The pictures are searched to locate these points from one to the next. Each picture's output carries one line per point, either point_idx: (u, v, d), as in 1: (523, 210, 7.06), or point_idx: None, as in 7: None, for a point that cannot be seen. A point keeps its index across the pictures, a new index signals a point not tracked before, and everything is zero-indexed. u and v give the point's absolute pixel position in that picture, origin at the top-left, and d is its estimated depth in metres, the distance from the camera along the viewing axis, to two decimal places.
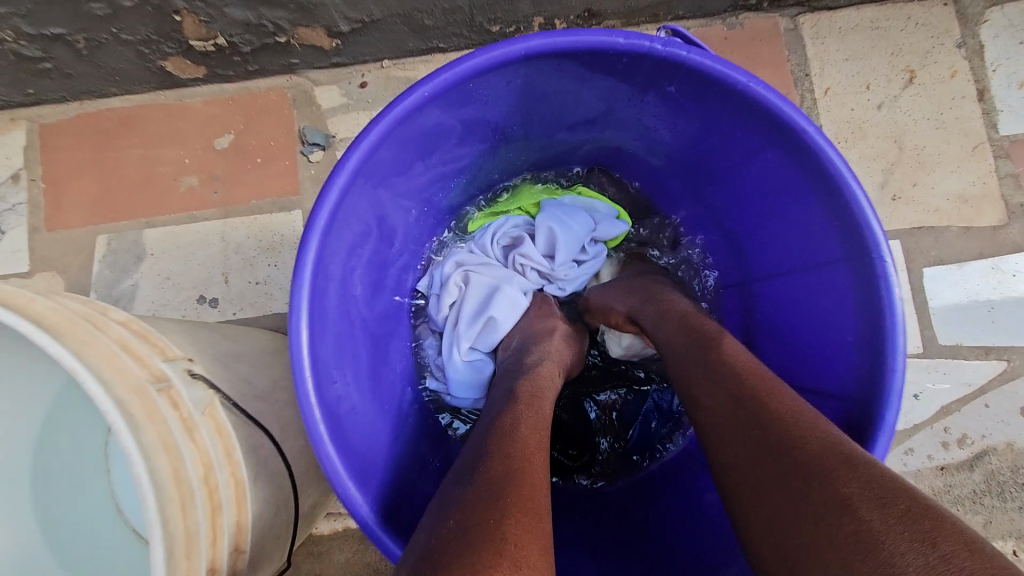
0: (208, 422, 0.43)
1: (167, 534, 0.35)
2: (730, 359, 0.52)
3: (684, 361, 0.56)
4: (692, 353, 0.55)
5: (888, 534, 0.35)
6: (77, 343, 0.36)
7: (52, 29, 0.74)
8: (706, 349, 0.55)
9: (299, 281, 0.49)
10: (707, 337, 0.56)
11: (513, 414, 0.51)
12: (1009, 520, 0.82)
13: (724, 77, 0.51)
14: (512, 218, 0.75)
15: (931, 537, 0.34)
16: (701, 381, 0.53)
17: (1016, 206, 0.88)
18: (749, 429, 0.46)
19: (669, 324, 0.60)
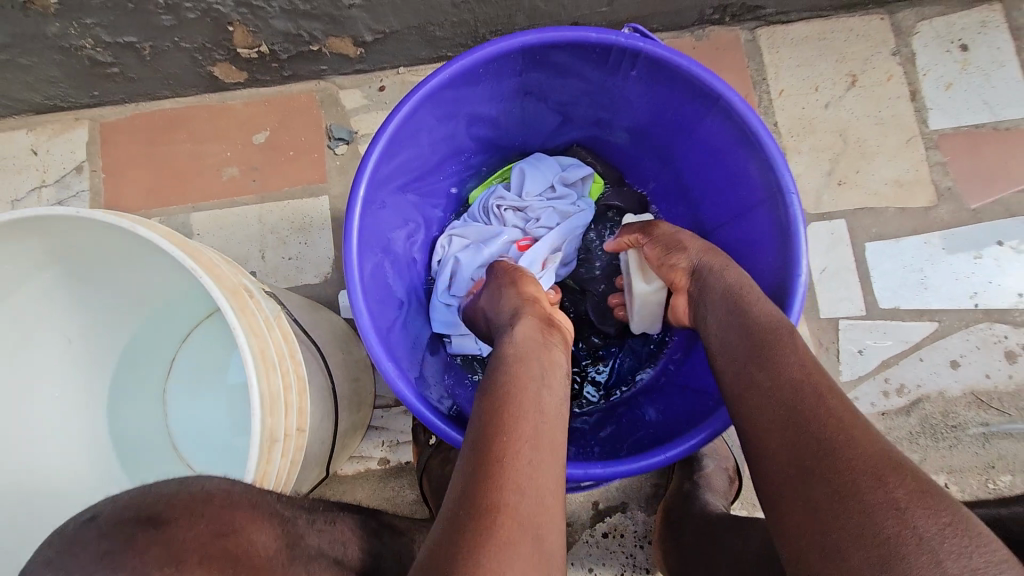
0: (278, 326, 0.60)
1: (259, 387, 0.52)
2: (786, 344, 0.57)
3: (742, 330, 0.61)
4: (748, 344, 0.59)
5: (929, 540, 0.41)
6: (197, 258, 0.53)
7: (125, 37, 0.89)
8: (761, 332, 0.59)
9: (350, 220, 0.63)
10: (765, 323, 0.59)
11: (506, 418, 0.52)
12: (941, 457, 0.95)
13: (671, 62, 0.64)
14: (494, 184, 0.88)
15: (965, 547, 0.40)
16: (751, 349, 0.58)
17: (944, 189, 1.02)
18: (798, 426, 0.50)
19: (729, 296, 0.65)
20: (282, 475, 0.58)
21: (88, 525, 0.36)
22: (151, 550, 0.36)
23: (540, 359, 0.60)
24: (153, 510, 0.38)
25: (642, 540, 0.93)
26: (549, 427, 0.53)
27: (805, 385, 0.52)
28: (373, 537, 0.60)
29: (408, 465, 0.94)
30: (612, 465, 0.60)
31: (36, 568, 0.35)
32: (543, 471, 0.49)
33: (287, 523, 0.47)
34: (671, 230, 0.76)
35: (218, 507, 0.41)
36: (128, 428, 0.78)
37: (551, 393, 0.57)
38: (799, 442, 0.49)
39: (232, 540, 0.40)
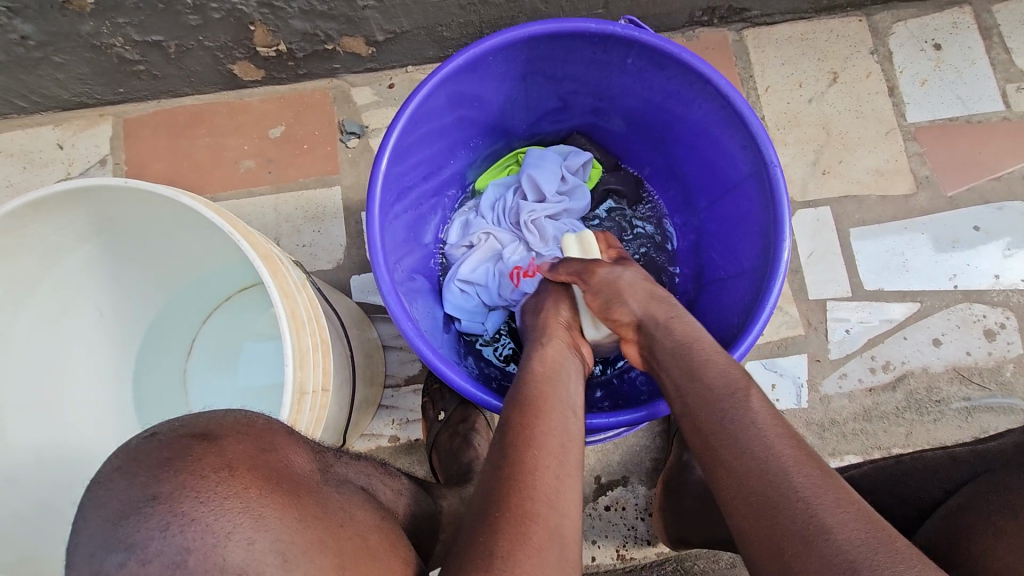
0: (304, 292, 0.65)
1: (292, 341, 0.57)
2: (747, 411, 0.58)
3: (700, 395, 0.61)
4: (706, 395, 0.61)
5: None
6: (231, 224, 0.58)
7: (153, 36, 0.95)
8: (720, 394, 0.60)
9: (372, 193, 0.68)
10: (721, 387, 0.61)
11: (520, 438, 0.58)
12: (927, 430, 0.99)
13: (663, 48, 0.70)
14: (502, 179, 0.93)
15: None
16: (711, 414, 0.59)
17: (922, 177, 1.08)
18: (756, 482, 0.53)
19: (681, 353, 0.66)
20: (310, 428, 0.63)
21: (150, 440, 0.39)
22: (205, 458, 0.39)
23: (559, 381, 0.66)
24: (203, 428, 0.41)
25: (643, 512, 0.97)
26: (568, 444, 0.59)
27: (766, 454, 0.54)
28: (397, 476, 0.64)
29: (417, 442, 0.98)
30: (616, 415, 0.67)
31: (106, 475, 0.38)
32: (563, 484, 0.55)
33: (319, 453, 0.51)
34: (607, 278, 0.75)
35: (261, 429, 0.44)
36: (149, 400, 0.83)
37: (570, 412, 0.62)
38: (763, 513, 0.52)
39: (273, 457, 0.43)
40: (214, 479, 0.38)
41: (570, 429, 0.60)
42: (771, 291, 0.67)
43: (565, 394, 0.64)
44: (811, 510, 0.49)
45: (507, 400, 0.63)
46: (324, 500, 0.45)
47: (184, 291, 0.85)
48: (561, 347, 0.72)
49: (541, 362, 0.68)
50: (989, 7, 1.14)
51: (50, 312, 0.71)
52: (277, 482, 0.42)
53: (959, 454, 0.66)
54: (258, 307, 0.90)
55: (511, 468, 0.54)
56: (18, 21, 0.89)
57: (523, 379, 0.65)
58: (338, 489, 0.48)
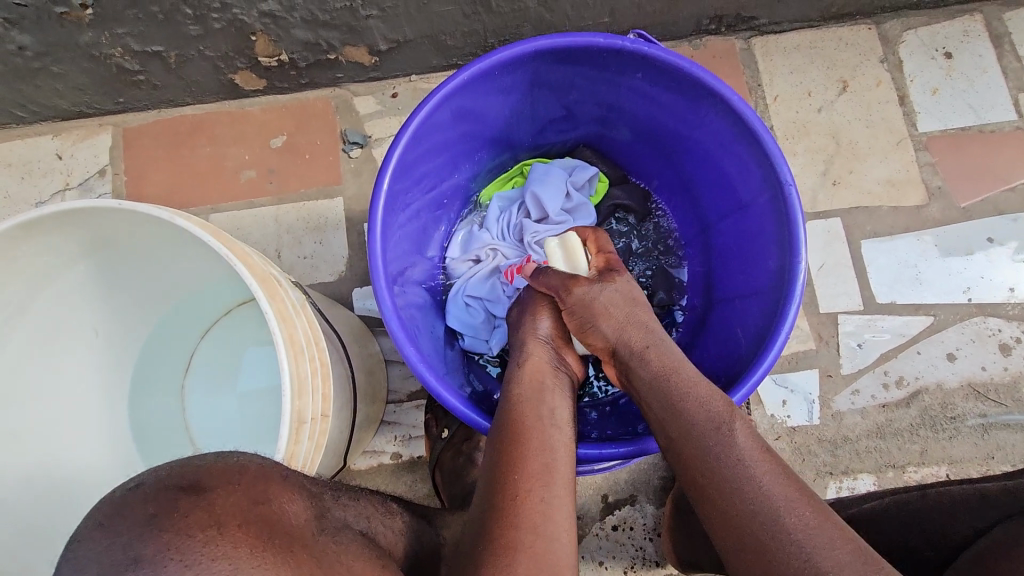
0: (303, 315, 0.63)
1: (289, 369, 0.55)
2: (732, 448, 0.57)
3: (680, 430, 0.60)
4: (686, 431, 0.59)
5: None
6: (227, 246, 0.56)
7: (153, 46, 0.94)
8: (703, 431, 0.58)
9: (375, 212, 0.66)
10: (704, 422, 0.59)
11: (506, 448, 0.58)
12: (942, 448, 0.97)
13: (675, 64, 0.69)
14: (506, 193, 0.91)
15: None
16: (699, 456, 0.58)
17: (935, 188, 1.06)
18: (744, 517, 0.54)
19: (662, 388, 0.63)
20: (308, 458, 0.61)
21: (136, 491, 0.37)
22: (193, 514, 0.36)
23: (541, 397, 0.64)
24: (192, 478, 0.38)
25: (651, 533, 0.94)
26: (554, 461, 0.57)
27: (755, 495, 0.54)
28: (399, 514, 0.62)
29: (420, 459, 0.96)
30: (623, 445, 0.65)
31: (86, 533, 0.35)
32: (551, 504, 0.54)
33: (316, 497, 0.48)
34: (584, 298, 0.70)
35: (252, 476, 0.42)
36: (145, 420, 0.81)
37: (554, 428, 0.61)
38: (756, 554, 0.52)
39: (266, 509, 0.40)
40: (200, 540, 0.35)
41: (556, 445, 0.59)
42: (788, 313, 0.65)
43: (547, 410, 0.62)
44: (806, 554, 0.50)
45: (489, 425, 0.62)
46: (320, 554, 0.42)
47: (181, 307, 0.83)
48: (543, 356, 0.70)
49: (521, 378, 0.66)
50: (1001, 15, 1.12)
51: (44, 333, 0.70)
52: (270, 537, 0.38)
53: (988, 490, 0.65)
54: (258, 321, 0.88)
55: (496, 502, 0.54)
56: (16, 31, 0.88)
57: (503, 399, 0.64)
58: (335, 538, 0.46)
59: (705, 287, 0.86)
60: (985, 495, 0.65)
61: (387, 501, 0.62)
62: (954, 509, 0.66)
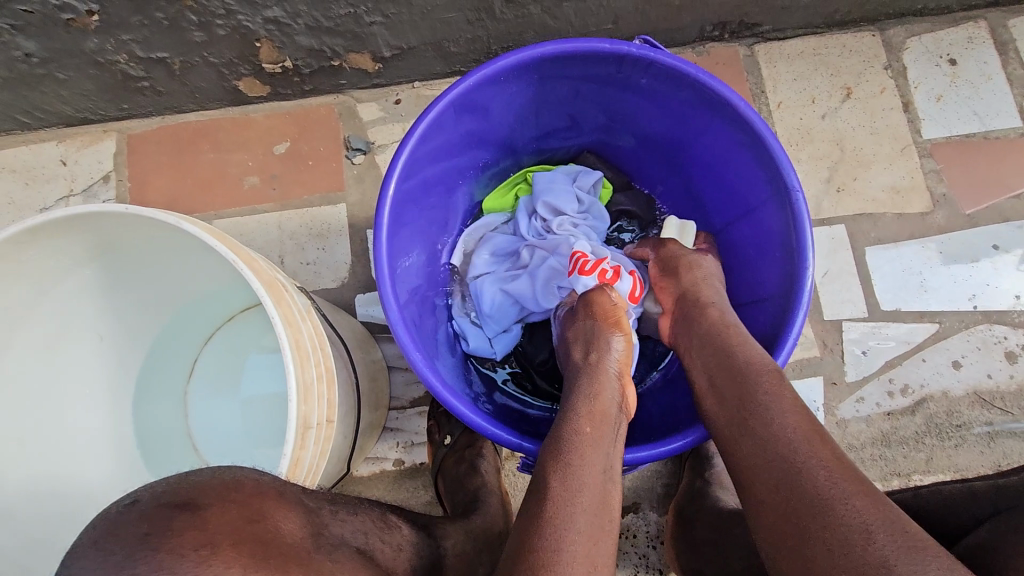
0: (308, 321, 0.63)
1: (295, 375, 0.54)
2: (771, 394, 0.58)
3: (726, 370, 0.62)
4: (729, 373, 0.61)
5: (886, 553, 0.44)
6: (234, 251, 0.56)
7: (157, 52, 0.94)
8: (746, 375, 0.60)
9: (380, 219, 0.66)
10: (749, 368, 0.60)
11: (558, 490, 0.54)
12: (948, 456, 0.96)
13: (681, 70, 0.69)
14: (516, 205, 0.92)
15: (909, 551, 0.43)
16: (739, 390, 0.60)
17: (939, 195, 1.06)
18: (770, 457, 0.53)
19: (716, 332, 0.67)
20: (313, 465, 0.60)
21: (131, 509, 0.36)
22: (187, 533, 0.35)
23: (604, 443, 0.60)
24: (187, 495, 0.37)
25: (655, 541, 0.94)
26: (606, 525, 0.54)
27: (788, 430, 0.54)
28: (398, 528, 0.61)
29: (423, 466, 0.96)
30: (631, 455, 0.63)
31: (81, 551, 0.34)
32: (596, 575, 0.51)
33: (313, 512, 0.47)
34: (674, 252, 0.80)
35: (248, 494, 0.41)
36: (147, 426, 0.81)
37: (612, 485, 0.57)
38: (775, 477, 0.52)
39: (262, 527, 0.39)
40: (194, 560, 0.34)
41: (609, 505, 0.55)
42: (795, 320, 0.65)
43: (608, 461, 0.59)
44: (830, 481, 0.49)
45: (545, 457, 0.58)
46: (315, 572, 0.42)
47: (185, 311, 0.82)
48: (610, 397, 0.66)
49: (588, 418, 0.62)
50: (1005, 22, 1.12)
51: (47, 338, 0.70)
52: (264, 557, 0.38)
53: (978, 488, 0.64)
54: (262, 327, 0.87)
55: (544, 550, 0.50)
56: (21, 38, 0.88)
57: (565, 436, 0.60)
58: (330, 556, 0.45)
59: None
60: (975, 492, 0.64)
61: (384, 513, 0.62)
62: (948, 510, 0.65)
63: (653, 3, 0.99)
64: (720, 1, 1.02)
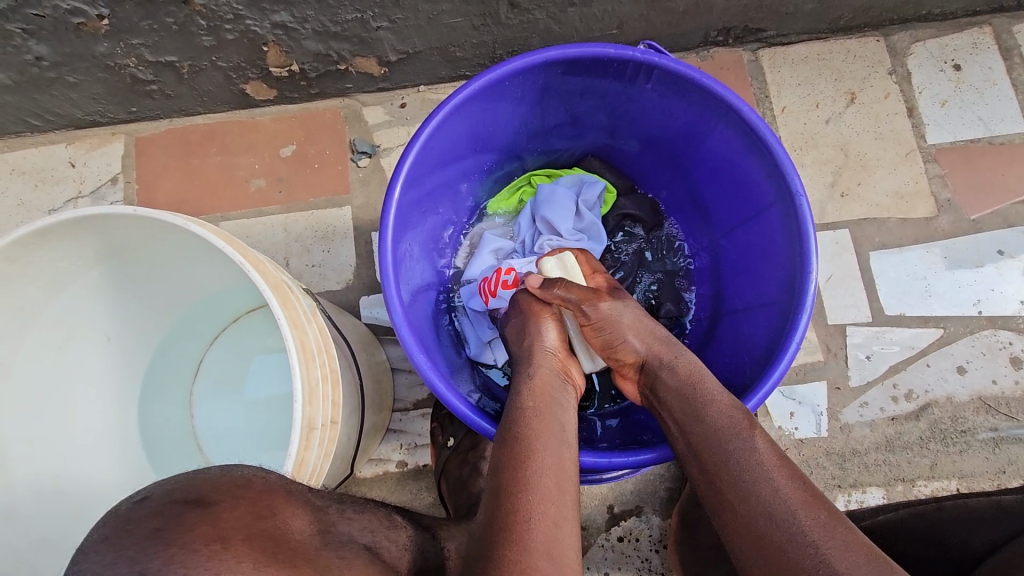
0: (313, 322, 0.63)
1: (300, 377, 0.55)
2: (752, 453, 0.57)
3: (701, 431, 0.60)
4: (705, 431, 0.60)
5: None
6: (241, 253, 0.57)
7: (166, 56, 0.95)
8: (725, 432, 0.59)
9: (385, 222, 0.66)
10: (726, 427, 0.59)
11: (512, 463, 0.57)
12: (953, 462, 0.96)
13: (685, 74, 0.69)
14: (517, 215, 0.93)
15: None
16: (714, 454, 0.58)
17: (944, 201, 1.06)
18: (761, 522, 0.53)
19: (685, 391, 0.64)
20: (318, 465, 0.61)
21: (141, 506, 0.36)
22: (198, 528, 0.35)
23: (551, 412, 0.63)
24: (197, 492, 0.38)
25: (657, 544, 0.94)
26: (564, 483, 0.56)
27: (770, 496, 0.54)
28: (404, 528, 0.61)
29: (425, 468, 0.96)
30: (635, 454, 0.64)
31: (92, 546, 0.35)
32: (560, 534, 0.52)
33: (320, 511, 0.48)
34: (611, 313, 0.71)
35: (257, 491, 0.41)
36: (153, 426, 0.82)
37: (565, 446, 0.60)
38: (770, 554, 0.51)
39: (272, 524, 0.40)
40: (206, 554, 0.35)
41: (563, 467, 0.58)
42: (798, 323, 0.65)
43: (559, 428, 0.62)
44: (821, 553, 0.49)
45: (496, 436, 0.61)
46: (324, 569, 0.42)
47: (191, 313, 0.83)
48: (550, 372, 0.70)
49: (530, 394, 0.65)
50: (1010, 27, 1.12)
51: (56, 340, 0.71)
52: (273, 552, 0.38)
53: (1006, 502, 0.66)
54: (266, 328, 0.88)
55: (507, 520, 0.52)
56: (33, 42, 0.89)
57: (511, 413, 0.63)
58: (339, 553, 0.46)
59: (714, 297, 0.85)
60: (1005, 508, 0.65)
61: (390, 513, 0.62)
62: (976, 523, 0.66)
63: (657, 9, 1.00)
64: (724, 7, 1.03)
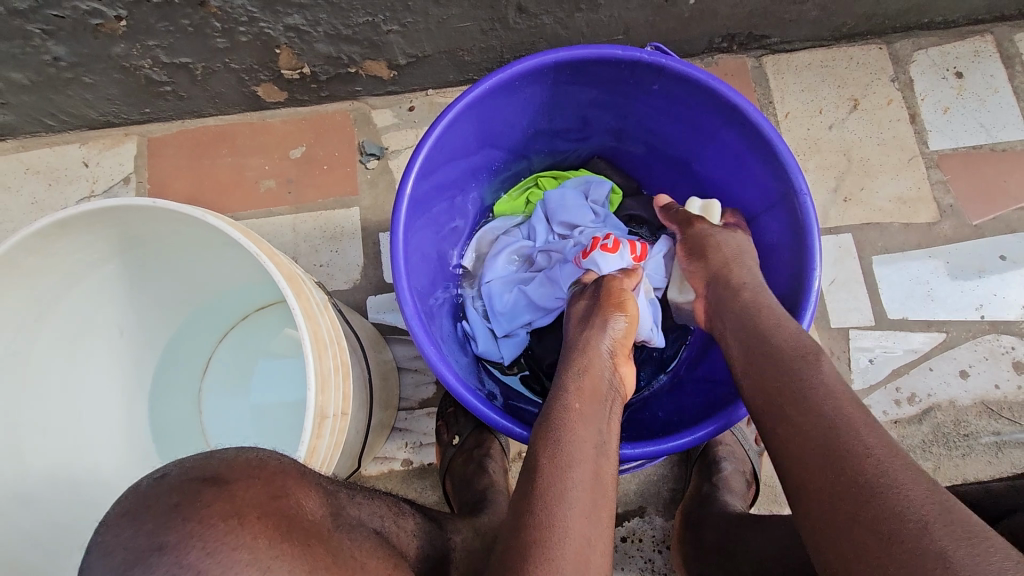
0: (326, 313, 0.64)
1: (313, 367, 0.56)
2: (817, 373, 0.57)
3: (761, 347, 0.62)
4: (764, 348, 0.62)
5: (956, 550, 0.42)
6: (257, 245, 0.58)
7: (180, 58, 0.97)
8: (784, 353, 0.60)
9: (397, 219, 0.68)
10: (789, 350, 0.60)
11: (549, 474, 0.55)
12: (955, 466, 0.96)
13: (691, 76, 0.70)
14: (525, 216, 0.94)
15: (971, 536, 0.42)
16: (772, 368, 0.60)
17: (946, 206, 1.07)
18: (811, 439, 0.53)
19: (755, 317, 0.65)
20: (328, 455, 0.61)
21: (160, 483, 0.37)
22: (214, 505, 0.36)
23: (596, 418, 0.62)
24: (215, 471, 0.39)
25: (661, 545, 0.94)
26: (600, 499, 0.55)
27: (830, 409, 0.53)
28: (410, 515, 0.61)
29: (431, 466, 0.97)
30: (639, 446, 0.64)
31: (113, 520, 0.36)
32: (592, 548, 0.52)
33: (331, 495, 0.48)
34: (701, 231, 0.79)
35: (272, 471, 0.42)
36: (163, 419, 0.83)
37: (604, 459, 0.59)
38: (822, 458, 0.51)
39: (286, 504, 0.40)
40: (223, 529, 0.36)
41: (603, 480, 0.57)
42: (802, 321, 0.66)
43: (601, 437, 0.60)
44: (879, 463, 0.48)
45: (537, 437, 0.59)
46: (335, 549, 0.42)
47: (203, 308, 0.84)
48: (603, 372, 0.67)
49: (575, 399, 0.63)
50: (1011, 36, 1.14)
51: (72, 332, 0.72)
52: (287, 531, 0.39)
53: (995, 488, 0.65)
54: (275, 325, 0.89)
55: (538, 527, 0.52)
56: (51, 42, 0.91)
57: (556, 415, 0.61)
58: (351, 534, 0.46)
59: None
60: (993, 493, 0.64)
61: (398, 502, 0.62)
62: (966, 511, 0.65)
63: (663, 15, 1.01)
64: (728, 14, 1.04)
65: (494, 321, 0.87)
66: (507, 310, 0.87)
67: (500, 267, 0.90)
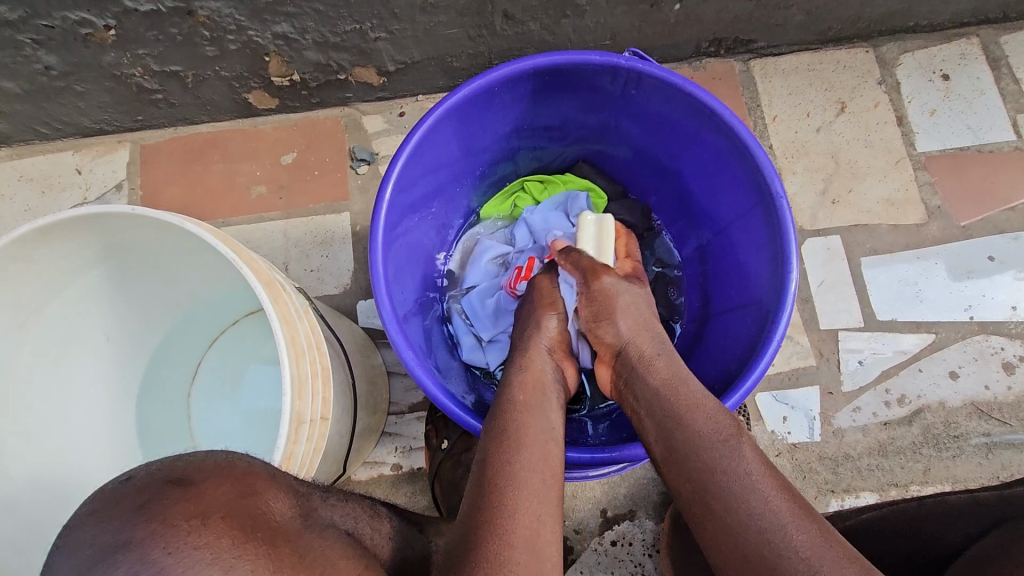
0: (305, 319, 0.64)
1: (290, 372, 0.56)
2: (735, 468, 0.56)
3: (673, 429, 0.61)
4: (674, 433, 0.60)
5: None
6: (234, 251, 0.59)
7: (171, 66, 0.98)
8: (703, 448, 0.58)
9: (375, 225, 0.68)
10: (710, 439, 0.58)
11: (498, 461, 0.57)
12: (945, 467, 0.96)
13: (669, 80, 0.71)
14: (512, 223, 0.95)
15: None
16: (688, 454, 0.58)
17: (934, 208, 1.07)
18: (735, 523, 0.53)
19: (661, 400, 0.64)
20: (308, 458, 0.62)
21: (127, 484, 0.37)
22: (179, 505, 0.37)
23: (541, 407, 0.64)
24: (182, 472, 0.39)
25: (650, 549, 0.94)
26: (549, 477, 0.57)
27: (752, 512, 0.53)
28: (387, 518, 0.61)
29: (420, 470, 0.97)
30: (618, 450, 0.64)
31: (81, 519, 0.36)
32: (544, 524, 0.53)
33: (303, 495, 0.48)
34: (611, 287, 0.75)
35: (241, 472, 0.42)
36: (149, 423, 0.83)
37: (552, 441, 0.60)
38: (752, 564, 0.51)
39: (253, 504, 0.40)
40: (186, 529, 0.36)
41: (552, 461, 0.58)
42: (779, 323, 0.66)
43: (548, 422, 0.62)
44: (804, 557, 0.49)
45: (486, 432, 0.60)
46: (304, 548, 0.42)
47: (190, 314, 0.85)
48: (547, 366, 0.71)
49: (523, 385, 0.66)
50: (997, 38, 1.14)
51: (57, 339, 0.72)
52: (253, 530, 0.39)
53: (984, 497, 0.66)
54: (262, 331, 0.89)
55: (490, 514, 0.52)
56: (43, 52, 0.92)
57: (506, 407, 0.63)
58: (323, 534, 0.46)
59: (703, 300, 0.86)
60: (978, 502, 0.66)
61: (375, 505, 0.62)
62: (949, 517, 0.67)
63: (649, 21, 1.03)
64: (715, 18, 1.05)
65: (480, 328, 0.88)
66: (491, 315, 0.88)
67: (485, 273, 0.91)
